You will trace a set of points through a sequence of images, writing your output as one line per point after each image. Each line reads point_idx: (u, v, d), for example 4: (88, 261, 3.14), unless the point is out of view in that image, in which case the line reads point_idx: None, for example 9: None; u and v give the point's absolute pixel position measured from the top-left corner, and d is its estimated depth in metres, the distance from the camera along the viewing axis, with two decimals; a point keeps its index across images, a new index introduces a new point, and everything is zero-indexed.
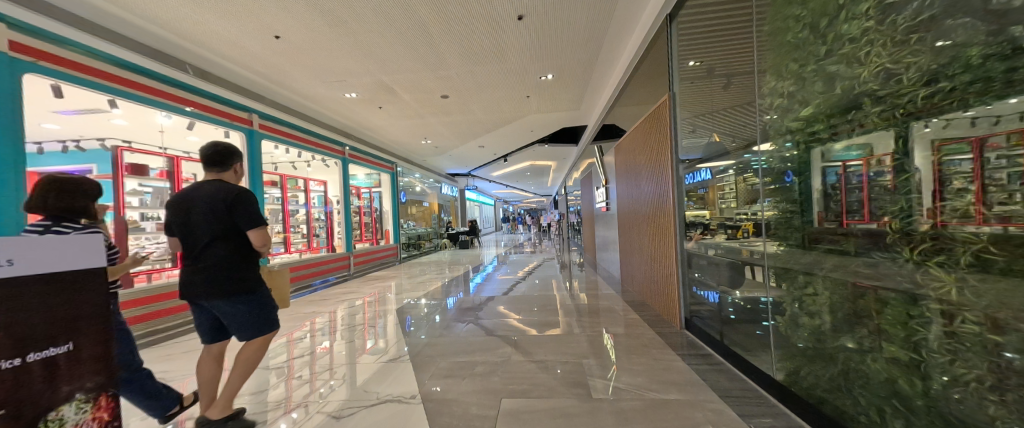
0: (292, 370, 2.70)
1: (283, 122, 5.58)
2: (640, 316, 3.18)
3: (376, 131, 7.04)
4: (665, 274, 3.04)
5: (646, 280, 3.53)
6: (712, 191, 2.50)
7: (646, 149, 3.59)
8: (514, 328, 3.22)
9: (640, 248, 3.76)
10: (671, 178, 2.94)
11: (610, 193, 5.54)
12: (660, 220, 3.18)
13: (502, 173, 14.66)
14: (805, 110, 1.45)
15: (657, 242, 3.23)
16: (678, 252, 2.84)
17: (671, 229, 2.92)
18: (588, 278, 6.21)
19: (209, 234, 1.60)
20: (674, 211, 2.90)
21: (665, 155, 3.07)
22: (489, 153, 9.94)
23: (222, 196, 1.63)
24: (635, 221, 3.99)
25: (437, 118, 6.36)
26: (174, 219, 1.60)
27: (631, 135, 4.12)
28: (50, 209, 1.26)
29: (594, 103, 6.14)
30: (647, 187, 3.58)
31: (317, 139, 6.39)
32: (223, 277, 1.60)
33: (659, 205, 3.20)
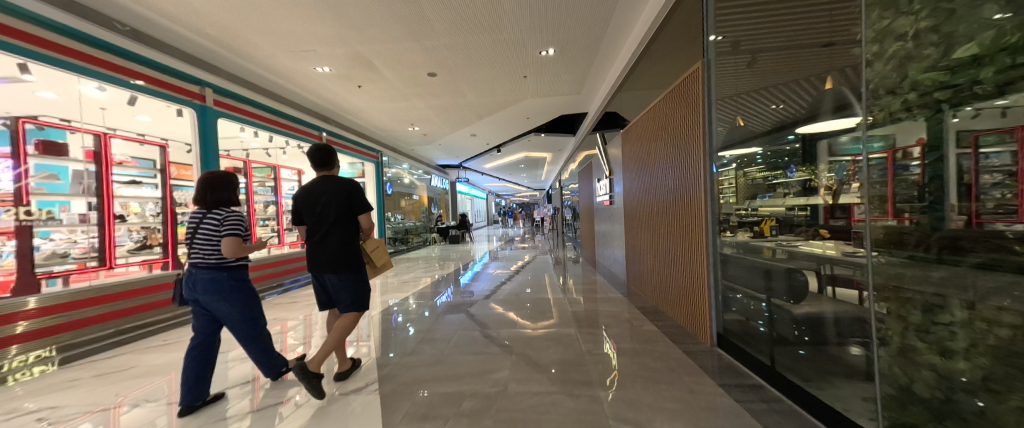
0: (259, 381, 2.31)
1: (244, 99, 4.82)
2: (655, 326, 2.74)
3: (357, 115, 6.39)
4: (689, 277, 2.61)
5: (662, 284, 3.11)
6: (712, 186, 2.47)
7: (665, 134, 3.15)
8: (510, 337, 2.76)
9: (653, 246, 3.34)
10: (698, 164, 2.53)
11: (614, 185, 5.06)
12: (684, 214, 2.73)
13: (495, 164, 14.08)
14: (952, 56, 0.96)
15: (679, 240, 2.80)
16: (703, 250, 2.44)
17: (703, 224, 2.45)
18: (587, 276, 5.80)
19: (331, 220, 2.15)
20: (705, 204, 2.44)
21: (693, 138, 2.62)
22: (482, 142, 9.42)
23: (342, 193, 2.19)
24: (648, 217, 3.55)
25: (424, 101, 5.76)
26: (306, 206, 2.18)
27: (647, 119, 3.68)
28: (211, 202, 1.90)
29: (598, 85, 5.62)
30: (665, 177, 3.14)
31: (289, 122, 5.72)
32: (342, 255, 2.16)
33: (683, 197, 2.75)
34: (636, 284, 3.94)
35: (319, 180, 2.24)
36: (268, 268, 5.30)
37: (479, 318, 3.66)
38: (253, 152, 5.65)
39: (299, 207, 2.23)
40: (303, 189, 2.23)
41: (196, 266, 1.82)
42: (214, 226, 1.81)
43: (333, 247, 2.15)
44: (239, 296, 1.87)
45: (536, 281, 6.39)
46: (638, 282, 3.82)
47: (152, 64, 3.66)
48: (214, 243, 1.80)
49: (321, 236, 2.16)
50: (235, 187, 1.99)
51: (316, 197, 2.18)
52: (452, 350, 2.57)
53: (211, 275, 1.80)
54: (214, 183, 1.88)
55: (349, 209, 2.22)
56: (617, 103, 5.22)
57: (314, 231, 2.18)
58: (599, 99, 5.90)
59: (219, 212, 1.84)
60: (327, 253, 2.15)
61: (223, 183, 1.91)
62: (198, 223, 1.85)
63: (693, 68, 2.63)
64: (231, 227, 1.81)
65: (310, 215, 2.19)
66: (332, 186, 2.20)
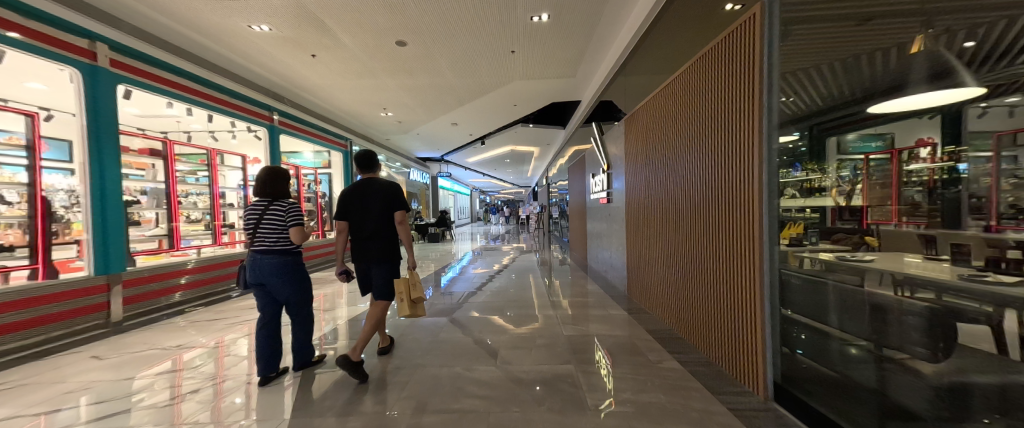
0: (182, 416, 1.74)
1: (162, 64, 3.81)
2: (673, 358, 2.13)
3: (318, 95, 5.52)
4: (735, 301, 1.92)
5: (690, 307, 2.41)
6: (747, 182, 1.83)
7: (697, 115, 2.44)
8: (490, 373, 2.09)
9: (677, 258, 2.64)
10: (749, 147, 1.81)
11: (612, 180, 4.44)
12: (725, 217, 2.03)
13: (478, 158, 13.24)
14: None
15: (717, 250, 2.11)
16: (758, 266, 1.74)
17: (757, 230, 1.74)
18: (576, 280, 5.26)
19: (377, 215, 2.48)
20: (760, 202, 1.73)
21: (741, 113, 1.90)
22: (466, 133, 8.64)
23: (389, 192, 2.53)
24: (667, 221, 2.84)
25: (395, 80, 4.94)
26: (355, 201, 2.49)
27: (669, 100, 2.98)
28: (270, 192, 2.18)
29: (594, 68, 5.00)
30: (695, 170, 2.42)
31: (230, 99, 4.77)
32: (387, 246, 2.50)
33: (724, 194, 2.05)
34: (642, 298, 3.34)
35: (368, 180, 2.56)
36: (211, 271, 4.43)
37: (451, 336, 2.98)
38: (190, 133, 4.79)
39: (345, 202, 2.54)
40: (352, 187, 2.55)
41: (260, 252, 2.12)
42: (279, 216, 2.13)
43: (378, 239, 2.47)
44: (298, 278, 2.22)
45: (519, 283, 5.81)
46: (651, 300, 3.12)
47: (14, 4, 2.57)
48: (280, 232, 2.12)
49: (366, 231, 2.47)
50: (284, 178, 2.28)
51: (364, 197, 2.51)
52: (409, 392, 1.90)
53: (276, 259, 2.13)
54: (270, 179, 2.16)
55: (390, 207, 2.55)
56: (616, 89, 4.62)
57: (362, 228, 2.50)
58: (596, 85, 5.28)
59: (283, 204, 2.16)
60: (373, 246, 2.48)
61: (277, 177, 2.20)
62: (261, 212, 2.15)
63: (744, 15, 1.87)
64: (294, 218, 2.14)
65: (359, 210, 2.50)
66: (378, 187, 2.54)
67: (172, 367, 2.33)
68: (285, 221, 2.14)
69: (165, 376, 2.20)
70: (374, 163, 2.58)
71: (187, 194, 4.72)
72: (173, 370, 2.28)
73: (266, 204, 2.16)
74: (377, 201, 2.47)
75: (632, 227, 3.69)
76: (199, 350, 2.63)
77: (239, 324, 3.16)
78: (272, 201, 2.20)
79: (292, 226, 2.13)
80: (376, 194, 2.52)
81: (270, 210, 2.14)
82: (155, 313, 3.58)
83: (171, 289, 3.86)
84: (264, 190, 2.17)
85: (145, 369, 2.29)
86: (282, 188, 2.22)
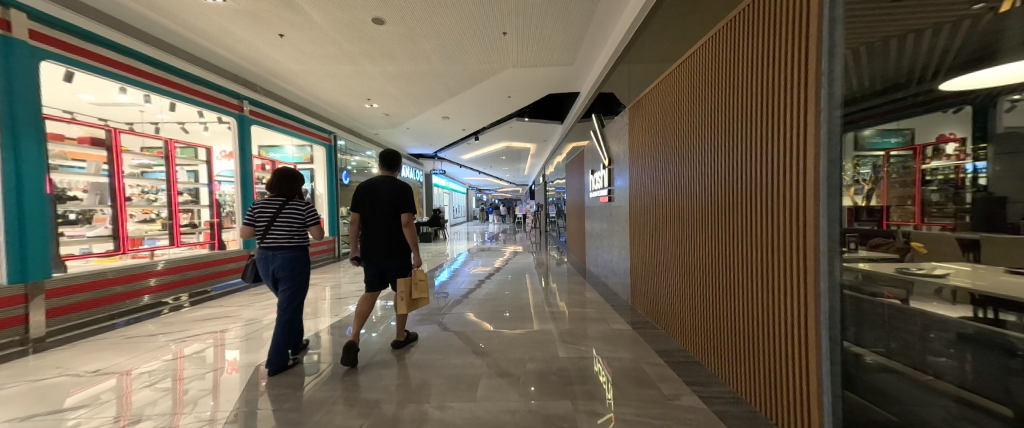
0: None
1: (100, 40, 3.37)
2: (693, 394, 1.73)
3: (295, 83, 5.09)
4: (784, 335, 1.43)
5: (723, 337, 1.91)
6: (795, 177, 1.36)
7: (725, 95, 1.93)
8: (467, 407, 1.71)
9: (704, 273, 2.14)
10: (801, 128, 1.32)
11: (613, 176, 4.05)
12: (770, 223, 1.53)
13: (473, 155, 12.79)
14: None
15: (760, 267, 1.61)
16: (815, 292, 1.26)
17: (813, 243, 1.25)
18: (573, 284, 4.93)
19: (388, 213, 2.62)
20: (818, 206, 1.23)
21: (790, 84, 1.40)
22: (457, 128, 8.23)
23: (399, 191, 2.67)
24: (690, 227, 2.32)
25: (377, 66, 4.53)
26: (367, 199, 2.64)
27: (686, 82, 2.46)
28: (285, 193, 2.44)
29: (593, 55, 4.62)
30: (725, 164, 1.91)
31: (192, 86, 4.39)
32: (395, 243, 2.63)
33: (766, 193, 1.55)
34: (652, 310, 2.92)
35: (380, 179, 2.70)
36: (182, 272, 4.26)
37: (429, 353, 2.58)
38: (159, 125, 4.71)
39: (358, 199, 2.68)
40: (366, 184, 2.68)
41: (273, 248, 2.35)
42: (296, 216, 2.43)
43: (388, 237, 2.61)
44: (303, 272, 2.45)
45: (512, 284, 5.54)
46: (668, 319, 2.63)
47: None
48: (297, 230, 2.42)
49: (377, 229, 2.60)
50: (293, 181, 2.54)
51: (375, 194, 2.66)
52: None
53: (290, 253, 2.38)
54: (286, 180, 2.43)
55: (398, 205, 2.67)
56: (616, 79, 4.26)
57: (370, 225, 2.62)
58: (596, 75, 4.88)
59: (300, 205, 2.47)
60: (381, 243, 2.60)
61: (291, 180, 2.48)
62: (276, 212, 2.39)
63: None
64: (311, 217, 2.49)
65: (370, 206, 2.66)
66: (387, 186, 2.67)
67: (124, 385, 2.08)
68: (301, 220, 2.45)
69: (116, 396, 1.97)
70: (395, 164, 2.77)
71: (150, 190, 4.50)
72: (122, 394, 2.00)
73: (281, 204, 2.41)
74: (388, 200, 2.61)
75: (639, 228, 3.27)
76: (141, 369, 2.30)
77: (182, 342, 2.74)
78: (284, 202, 2.46)
79: (311, 225, 2.49)
80: (386, 192, 2.68)
81: (286, 210, 2.41)
82: (112, 318, 3.40)
83: (137, 291, 3.71)
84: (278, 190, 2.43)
85: (73, 395, 1.96)
86: (295, 190, 2.50)
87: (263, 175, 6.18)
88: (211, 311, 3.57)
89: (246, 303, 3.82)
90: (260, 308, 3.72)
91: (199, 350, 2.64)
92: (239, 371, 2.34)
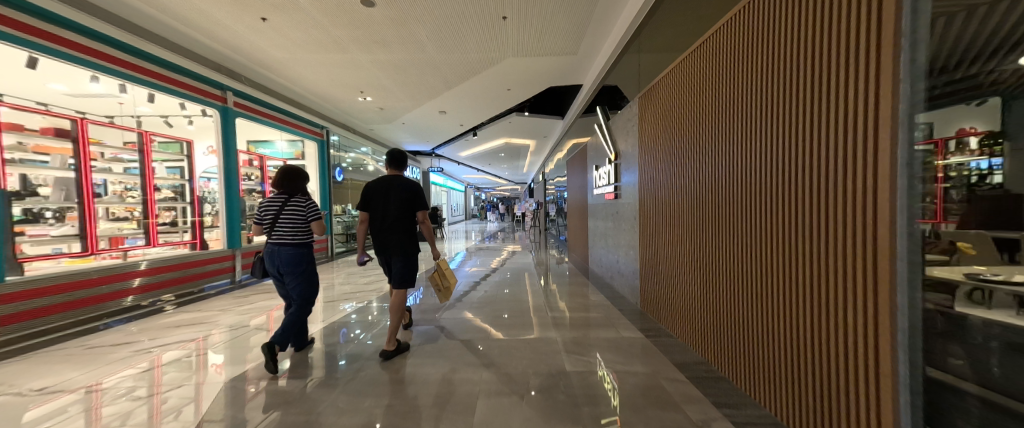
0: None
1: (56, 19, 3.10)
2: (724, 419, 1.50)
3: (283, 73, 4.84)
4: (845, 358, 1.19)
5: (758, 354, 1.66)
6: (855, 165, 1.12)
7: (756, 76, 1.68)
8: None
9: (732, 280, 1.90)
10: (864, 105, 1.08)
11: (619, 172, 3.82)
12: (821, 222, 1.28)
13: (471, 153, 12.54)
14: None
15: (809, 276, 1.36)
16: (890, 306, 1.01)
17: (886, 246, 1.01)
18: (575, 284, 4.73)
19: (400, 209, 2.83)
20: (893, 200, 0.99)
21: (846, 54, 1.16)
22: (455, 123, 7.98)
23: (410, 188, 2.89)
24: (714, 228, 2.07)
25: (369, 55, 4.28)
26: (380, 195, 2.83)
27: (703, 68, 2.22)
28: (289, 190, 2.54)
29: (597, 45, 4.40)
30: (757, 156, 1.66)
31: (167, 73, 4.14)
32: (406, 239, 2.82)
33: (815, 187, 1.30)
34: (667, 314, 2.69)
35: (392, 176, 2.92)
36: (165, 274, 4.18)
37: (421, 363, 2.32)
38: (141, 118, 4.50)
39: (369, 196, 2.87)
40: (377, 181, 2.88)
41: (279, 243, 2.49)
42: (299, 213, 2.52)
43: (400, 233, 2.81)
44: (307, 266, 2.59)
45: (511, 284, 5.34)
46: (688, 330, 2.37)
47: None
48: (300, 226, 2.52)
49: (389, 225, 2.80)
50: (298, 177, 2.63)
51: (387, 191, 2.85)
52: None
53: (294, 249, 2.51)
54: (289, 177, 2.52)
55: (409, 202, 2.88)
56: (621, 70, 4.06)
57: (383, 221, 2.82)
58: (599, 65, 4.65)
59: (302, 202, 2.55)
60: (393, 239, 2.80)
61: (295, 177, 2.56)
62: (281, 208, 2.51)
63: None
64: (313, 214, 2.56)
65: (382, 203, 2.85)
66: (399, 184, 2.88)
67: (94, 397, 1.90)
68: (303, 216, 2.54)
69: (83, 409, 1.78)
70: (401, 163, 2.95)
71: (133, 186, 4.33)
72: (90, 406, 1.81)
73: (285, 200, 2.51)
74: (398, 196, 2.81)
75: (650, 227, 3.03)
76: (112, 380, 2.10)
77: (147, 353, 2.49)
78: (289, 198, 2.55)
79: (312, 221, 2.56)
80: (397, 189, 2.88)
81: (290, 206, 2.51)
82: (88, 325, 3.25)
83: (120, 293, 3.66)
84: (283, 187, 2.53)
85: (30, 410, 1.76)
86: (298, 186, 2.58)
87: (251, 171, 5.84)
88: (186, 316, 3.31)
89: (226, 308, 3.57)
90: (240, 312, 3.47)
91: (178, 358, 2.46)
92: (215, 380, 2.11)
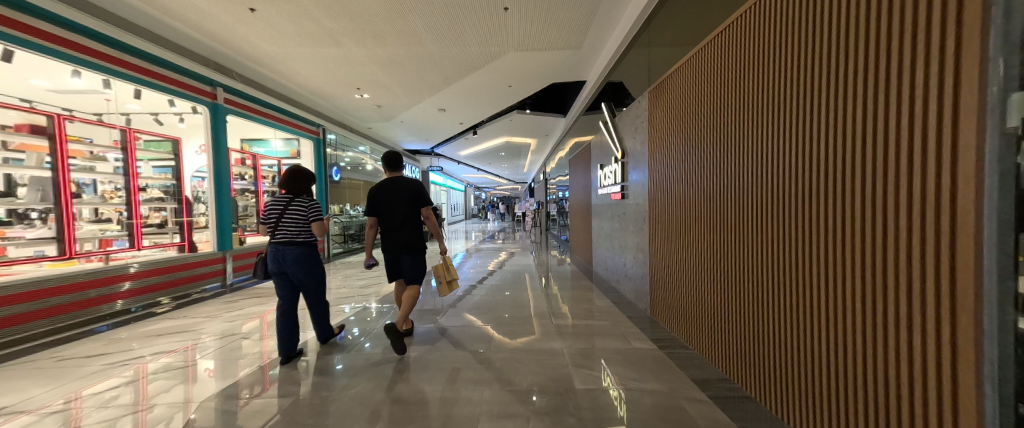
0: None
1: (22, 6, 2.90)
2: None
3: (277, 69, 4.68)
4: (906, 393, 0.99)
5: (799, 378, 1.46)
6: (923, 159, 0.90)
7: (789, 63, 1.48)
8: None
9: (764, 293, 1.69)
10: (927, 88, 0.89)
11: (625, 170, 3.68)
12: (873, 229, 1.08)
13: (471, 151, 12.33)
14: None
15: (861, 292, 1.14)
16: (966, 335, 0.82)
17: (970, 262, 0.80)
18: (578, 286, 4.60)
19: (407, 210, 3.01)
20: (973, 203, 0.78)
21: (910, 23, 0.95)
22: (455, 122, 7.83)
23: (414, 190, 3.05)
24: (742, 234, 1.86)
25: (365, 50, 4.12)
26: (387, 197, 3.00)
27: (724, 58, 2.02)
28: (293, 190, 2.52)
29: (602, 40, 4.24)
30: (793, 153, 1.46)
31: (150, 67, 3.97)
32: (414, 238, 3.01)
33: (865, 188, 1.11)
34: (686, 325, 2.48)
35: (396, 178, 3.09)
36: (154, 277, 4.07)
37: (417, 373, 2.16)
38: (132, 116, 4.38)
39: (376, 198, 3.03)
40: (382, 183, 3.04)
41: (282, 244, 2.44)
42: (303, 213, 2.49)
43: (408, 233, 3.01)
44: (312, 268, 2.54)
45: (513, 285, 5.22)
46: (711, 344, 2.16)
47: None
48: (303, 226, 2.48)
49: (397, 226, 3.01)
50: (303, 178, 2.61)
51: (393, 192, 3.02)
52: None
53: (298, 250, 2.46)
54: (294, 177, 2.50)
55: (416, 203, 3.05)
56: (627, 65, 3.91)
57: (391, 222, 3.00)
58: (604, 60, 4.48)
59: (306, 202, 2.53)
60: (400, 239, 2.99)
61: (299, 176, 2.54)
62: (284, 208, 2.47)
63: None
64: (316, 215, 2.53)
65: (390, 205, 3.00)
66: (404, 186, 3.05)
67: (75, 410, 1.81)
68: (307, 216, 2.51)
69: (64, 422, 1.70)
70: (398, 164, 3.04)
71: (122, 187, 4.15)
72: (71, 421, 1.72)
73: (289, 201, 2.48)
74: (405, 197, 2.99)
75: (663, 229, 2.83)
76: (93, 391, 2.00)
77: (124, 365, 2.33)
78: (293, 198, 2.52)
79: (316, 222, 2.53)
80: (403, 190, 3.04)
81: (293, 207, 2.48)
82: (76, 330, 3.19)
83: (112, 296, 3.61)
84: (288, 187, 2.51)
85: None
86: (301, 186, 2.56)
87: (244, 171, 5.71)
88: (171, 324, 3.13)
89: (213, 314, 3.39)
90: (228, 319, 3.29)
91: (166, 369, 2.33)
92: (202, 396, 1.97)
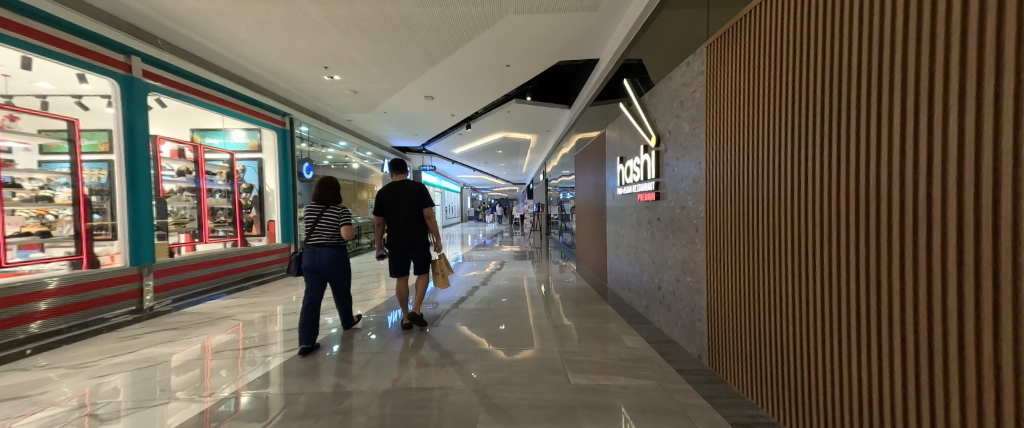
0: None
1: None
2: None
3: (218, 37, 3.79)
4: None
5: (845, 405, 1.26)
6: None
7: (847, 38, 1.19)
8: None
9: (811, 314, 1.42)
10: None
11: (653, 165, 2.86)
12: (903, 215, 1.01)
13: (466, 149, 11.47)
14: None
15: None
16: None
17: None
18: (591, 306, 3.75)
19: (409, 213, 2.66)
20: None
21: None
22: (445, 113, 7.00)
23: (418, 193, 2.70)
24: (768, 243, 1.67)
25: (320, 10, 3.23)
26: (389, 200, 2.66)
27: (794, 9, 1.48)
28: (324, 198, 2.69)
29: (620, 7, 3.43)
30: (851, 149, 1.18)
31: (61, 35, 3.16)
32: (411, 240, 2.65)
33: (905, 174, 0.99)
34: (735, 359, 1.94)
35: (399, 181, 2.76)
36: (85, 294, 3.36)
37: None
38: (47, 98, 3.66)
39: (379, 203, 2.69)
40: (384, 189, 2.70)
41: (317, 246, 2.62)
42: (335, 219, 2.67)
43: (410, 238, 2.65)
44: (343, 267, 2.75)
45: (507, 292, 4.42)
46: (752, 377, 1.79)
47: None
48: (336, 230, 2.67)
49: (403, 227, 2.64)
50: (331, 188, 2.76)
51: (399, 196, 2.67)
52: None
53: (332, 251, 2.67)
54: (324, 187, 2.68)
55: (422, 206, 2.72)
56: (651, 34, 3.08)
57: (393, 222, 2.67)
58: (622, 32, 3.65)
59: (337, 210, 2.69)
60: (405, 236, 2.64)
61: (329, 186, 2.70)
62: (317, 215, 2.66)
63: None
64: (346, 220, 2.70)
65: (394, 206, 2.66)
66: (408, 189, 2.70)
67: None
68: (339, 221, 2.69)
69: None
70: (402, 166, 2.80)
71: (49, 184, 3.55)
72: None
73: (322, 209, 2.66)
74: (413, 201, 2.67)
75: (710, 237, 2.15)
76: None
77: None
78: (325, 206, 2.70)
79: (343, 226, 2.69)
80: (409, 196, 2.69)
81: (326, 214, 2.65)
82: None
83: (27, 317, 2.95)
84: (320, 197, 2.68)
85: None
86: (330, 195, 2.71)
87: (187, 165, 4.97)
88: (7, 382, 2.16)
89: (87, 362, 2.43)
90: (99, 372, 2.30)
91: None
92: None
